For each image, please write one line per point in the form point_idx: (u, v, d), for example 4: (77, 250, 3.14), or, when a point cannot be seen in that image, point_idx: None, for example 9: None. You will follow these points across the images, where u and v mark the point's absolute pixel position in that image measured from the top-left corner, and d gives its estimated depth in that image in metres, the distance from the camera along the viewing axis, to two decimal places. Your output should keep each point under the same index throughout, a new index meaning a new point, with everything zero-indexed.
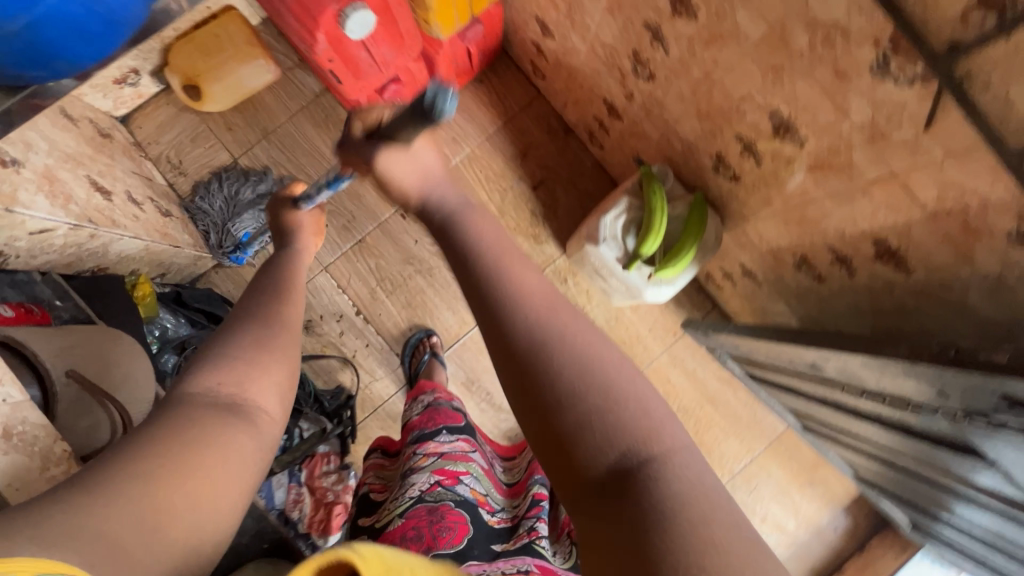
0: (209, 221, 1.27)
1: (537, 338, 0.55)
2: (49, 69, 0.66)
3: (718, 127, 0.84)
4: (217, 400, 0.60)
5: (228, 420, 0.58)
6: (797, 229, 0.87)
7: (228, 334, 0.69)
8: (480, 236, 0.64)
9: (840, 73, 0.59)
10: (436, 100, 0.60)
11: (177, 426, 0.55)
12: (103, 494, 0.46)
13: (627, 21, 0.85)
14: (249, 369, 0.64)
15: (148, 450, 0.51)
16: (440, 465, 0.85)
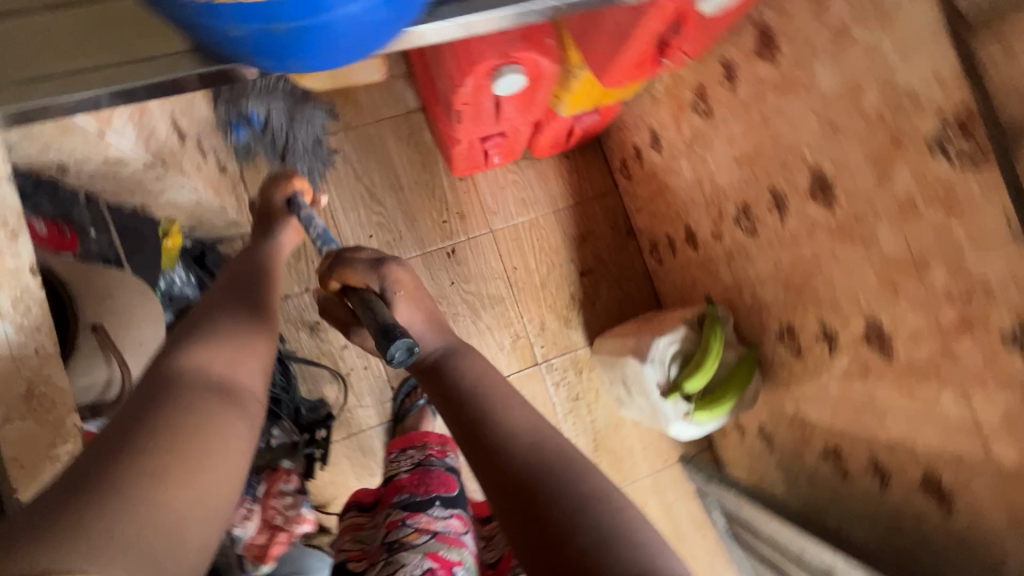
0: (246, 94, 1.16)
1: (529, 467, 0.51)
2: (284, 58, 0.40)
3: (803, 305, 0.86)
4: (210, 380, 0.53)
5: (216, 405, 0.51)
6: (842, 424, 0.88)
7: (211, 315, 0.62)
8: (465, 373, 0.63)
9: (964, 321, 0.61)
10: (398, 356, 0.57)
11: (177, 411, 0.48)
12: (115, 492, 0.40)
13: (753, 177, 0.88)
14: (237, 355, 0.58)
15: (149, 437, 0.45)
16: (434, 548, 0.81)
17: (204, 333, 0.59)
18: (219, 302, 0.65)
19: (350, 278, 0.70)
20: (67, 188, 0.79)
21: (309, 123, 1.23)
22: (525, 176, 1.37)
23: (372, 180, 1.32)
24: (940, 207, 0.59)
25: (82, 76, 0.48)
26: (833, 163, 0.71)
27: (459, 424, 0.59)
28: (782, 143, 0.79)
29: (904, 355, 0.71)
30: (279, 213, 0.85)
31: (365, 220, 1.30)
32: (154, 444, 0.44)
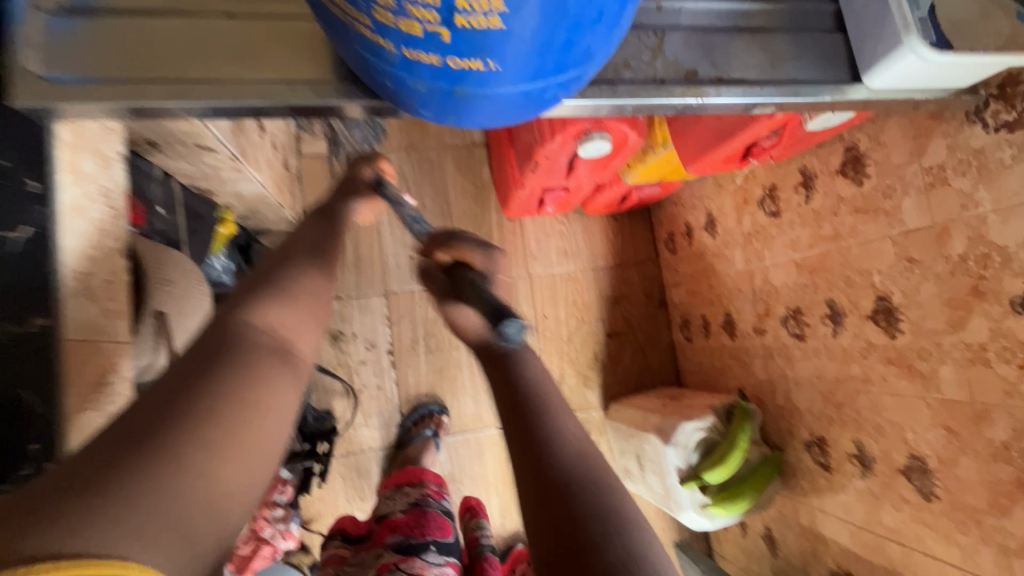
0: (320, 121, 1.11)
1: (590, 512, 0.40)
2: (442, 111, 0.40)
3: (841, 422, 0.86)
4: (275, 335, 0.43)
5: (277, 361, 0.41)
6: (860, 550, 0.86)
7: (283, 263, 0.50)
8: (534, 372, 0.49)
9: (1020, 483, 0.61)
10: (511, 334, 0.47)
11: (241, 363, 0.39)
12: (169, 458, 0.32)
13: (812, 285, 0.89)
14: (309, 310, 0.47)
15: (209, 390, 0.36)
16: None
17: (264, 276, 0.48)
18: (295, 249, 0.52)
19: (457, 249, 0.56)
20: (147, 162, 0.78)
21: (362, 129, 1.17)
22: (572, 228, 1.39)
23: (423, 204, 1.33)
24: (1014, 365, 0.60)
25: (202, 84, 0.43)
26: (902, 294, 0.72)
27: (511, 422, 0.47)
28: (850, 261, 0.80)
29: (944, 497, 0.70)
30: (357, 197, 0.64)
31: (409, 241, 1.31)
32: (215, 402, 0.36)
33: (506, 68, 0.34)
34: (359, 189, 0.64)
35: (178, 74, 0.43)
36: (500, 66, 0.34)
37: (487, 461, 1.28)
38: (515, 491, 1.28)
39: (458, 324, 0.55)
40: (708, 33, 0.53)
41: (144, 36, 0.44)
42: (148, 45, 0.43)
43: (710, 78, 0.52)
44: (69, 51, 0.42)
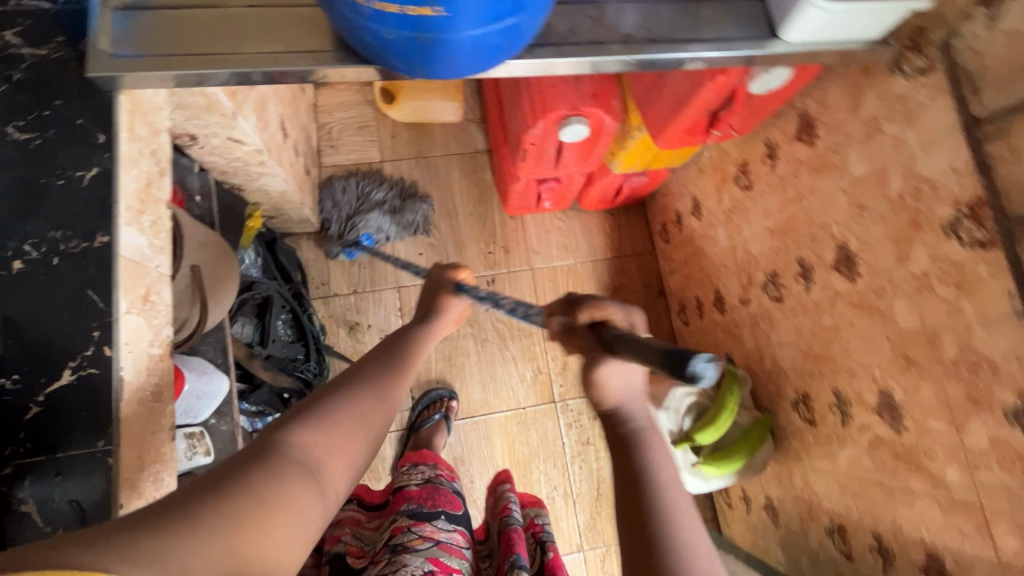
0: (335, 213, 1.36)
1: None
2: (410, 61, 0.50)
3: (821, 373, 0.90)
4: (308, 458, 0.50)
5: (305, 479, 0.49)
6: (849, 500, 0.88)
7: (336, 387, 0.59)
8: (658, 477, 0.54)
9: (971, 398, 0.65)
10: (698, 375, 0.43)
11: (271, 468, 0.47)
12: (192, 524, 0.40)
13: (784, 248, 0.95)
14: (340, 437, 0.54)
15: (234, 490, 0.44)
16: (435, 554, 0.81)
17: (317, 402, 0.56)
18: (349, 373, 0.62)
19: (600, 310, 0.60)
20: (187, 157, 0.93)
21: (373, 188, 1.40)
22: (570, 224, 1.48)
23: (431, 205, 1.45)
24: (953, 285, 0.65)
25: (227, 56, 0.56)
26: (857, 238, 0.78)
27: (628, 516, 0.53)
28: (813, 218, 0.87)
29: (912, 427, 0.73)
30: (445, 294, 0.80)
31: (421, 240, 1.42)
32: (238, 498, 0.44)
33: (454, 14, 0.44)
34: (444, 291, 0.80)
35: (211, 51, 0.57)
36: (448, 14, 0.44)
37: (495, 444, 1.33)
38: (522, 473, 1.32)
39: (600, 385, 0.57)
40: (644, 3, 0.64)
41: (184, 25, 0.57)
42: (188, 31, 0.57)
43: (645, 39, 0.62)
44: (128, 37, 0.56)
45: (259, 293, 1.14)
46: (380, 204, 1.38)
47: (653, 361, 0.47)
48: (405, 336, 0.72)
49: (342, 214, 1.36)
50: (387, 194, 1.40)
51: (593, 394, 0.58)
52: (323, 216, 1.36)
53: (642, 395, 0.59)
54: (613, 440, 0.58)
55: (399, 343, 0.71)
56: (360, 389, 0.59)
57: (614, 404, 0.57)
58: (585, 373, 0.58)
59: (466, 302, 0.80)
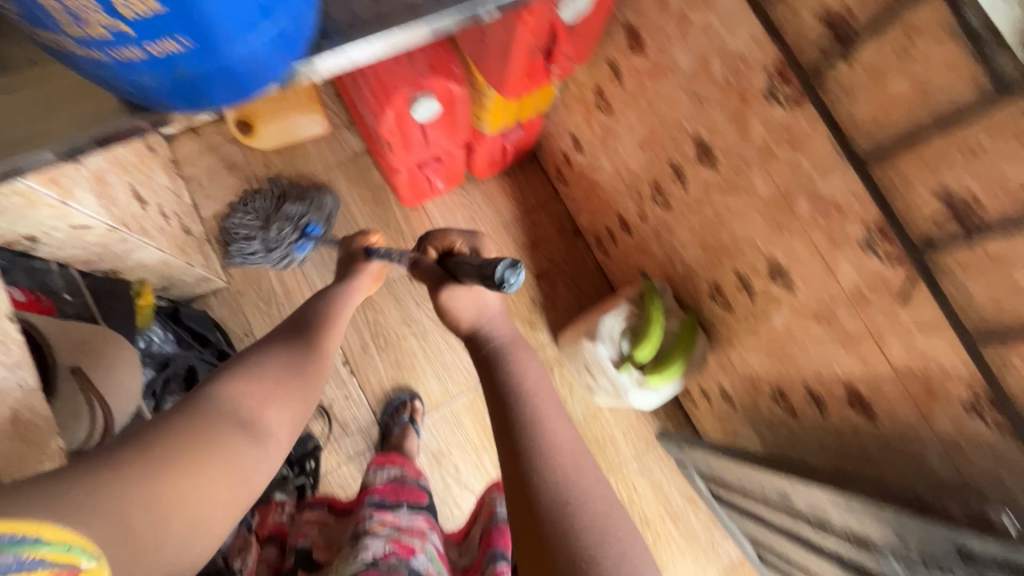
0: (253, 236, 1.30)
1: (555, 497, 0.54)
2: (188, 97, 0.49)
3: (720, 261, 0.95)
4: (237, 413, 0.57)
5: (236, 436, 0.55)
6: (777, 364, 0.94)
7: (264, 352, 0.66)
8: (524, 381, 0.63)
9: (833, 240, 0.70)
10: (505, 279, 0.57)
11: (206, 424, 0.54)
12: (132, 474, 0.45)
13: (655, 156, 0.98)
14: (272, 392, 0.61)
15: (172, 442, 0.50)
16: (396, 536, 0.82)
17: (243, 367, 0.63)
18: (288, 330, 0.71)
19: (444, 240, 0.79)
20: (41, 260, 0.88)
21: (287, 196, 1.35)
22: (471, 196, 1.48)
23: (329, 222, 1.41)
24: (788, 146, 0.69)
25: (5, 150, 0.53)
26: (706, 129, 0.82)
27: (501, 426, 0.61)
28: (667, 121, 0.90)
29: (801, 282, 0.79)
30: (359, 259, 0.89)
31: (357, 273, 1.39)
32: (171, 458, 0.49)
33: (203, 43, 0.43)
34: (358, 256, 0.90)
35: None
36: (196, 44, 0.43)
37: (467, 426, 1.36)
38: None
39: (456, 307, 0.68)
40: None
41: None
42: None
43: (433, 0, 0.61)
44: None
45: (180, 365, 1.13)
46: (278, 202, 1.34)
47: (480, 283, 0.61)
48: (319, 311, 0.77)
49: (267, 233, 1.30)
50: (249, 208, 1.33)
51: (452, 319, 0.69)
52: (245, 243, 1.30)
53: (500, 318, 0.70)
54: (480, 353, 0.67)
55: (326, 301, 0.79)
56: (287, 347, 0.67)
57: (470, 326, 0.68)
58: (438, 303, 0.69)
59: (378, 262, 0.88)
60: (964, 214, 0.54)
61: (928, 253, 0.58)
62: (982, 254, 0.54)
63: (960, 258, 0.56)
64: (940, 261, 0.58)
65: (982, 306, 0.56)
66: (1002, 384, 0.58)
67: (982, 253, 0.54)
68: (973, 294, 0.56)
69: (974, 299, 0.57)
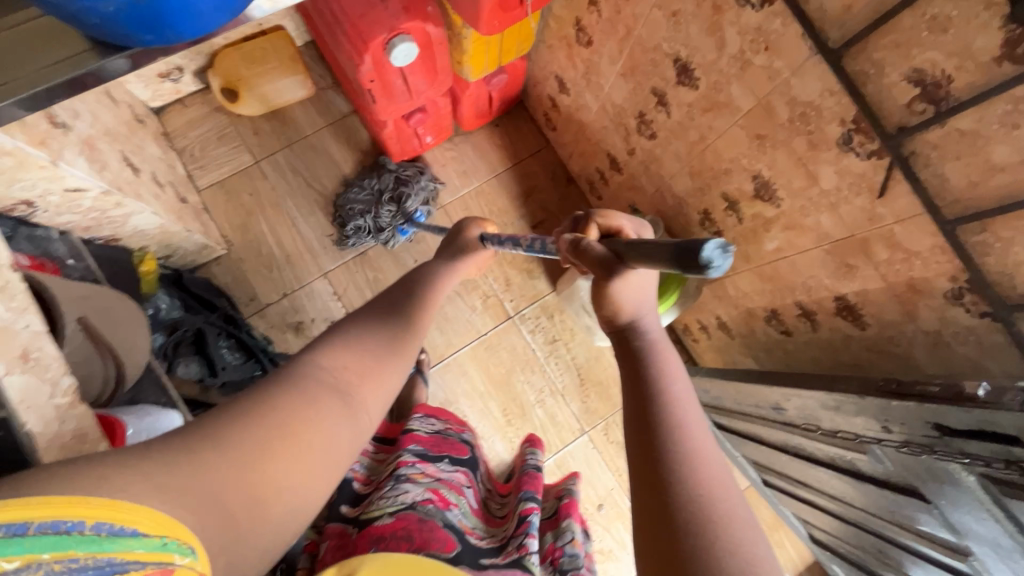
0: (361, 210, 1.35)
1: (690, 489, 0.48)
2: (151, 28, 0.50)
3: (708, 185, 0.95)
4: (336, 385, 0.56)
5: (335, 410, 0.54)
6: (769, 285, 0.95)
7: (357, 324, 0.65)
8: (663, 369, 0.57)
9: (812, 144, 0.70)
10: (708, 255, 0.42)
11: (308, 391, 0.54)
12: (226, 447, 0.46)
13: (637, 85, 0.97)
14: (368, 370, 0.60)
15: (269, 414, 0.50)
16: (436, 486, 0.85)
17: (341, 336, 0.62)
18: (379, 301, 0.71)
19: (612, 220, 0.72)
20: (41, 227, 0.92)
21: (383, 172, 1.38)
22: (461, 150, 1.47)
23: (322, 184, 1.41)
24: (763, 51, 0.68)
25: None
26: (683, 47, 0.81)
27: (632, 408, 0.55)
28: (646, 45, 0.89)
29: (786, 194, 0.79)
30: (461, 240, 0.91)
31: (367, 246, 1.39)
32: (265, 434, 0.49)
33: None
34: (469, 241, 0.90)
35: None
36: None
37: (472, 375, 1.39)
38: (506, 391, 1.39)
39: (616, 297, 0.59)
40: None
41: None
42: None
43: None
44: None
45: (188, 329, 1.16)
46: (385, 181, 1.37)
47: (670, 266, 0.46)
48: (412, 285, 0.76)
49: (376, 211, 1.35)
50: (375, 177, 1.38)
51: (610, 307, 0.60)
52: (365, 223, 1.35)
53: (654, 311, 0.62)
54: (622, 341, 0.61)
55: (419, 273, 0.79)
56: (376, 325, 0.65)
57: (631, 314, 0.60)
58: (598, 289, 0.60)
59: (490, 249, 0.91)
60: (936, 97, 0.53)
61: (902, 140, 0.58)
62: (953, 134, 0.54)
63: (932, 141, 0.56)
64: (914, 148, 0.58)
65: (956, 186, 0.56)
66: (979, 265, 0.58)
67: (953, 132, 0.54)
68: (947, 178, 0.56)
69: (948, 183, 0.57)
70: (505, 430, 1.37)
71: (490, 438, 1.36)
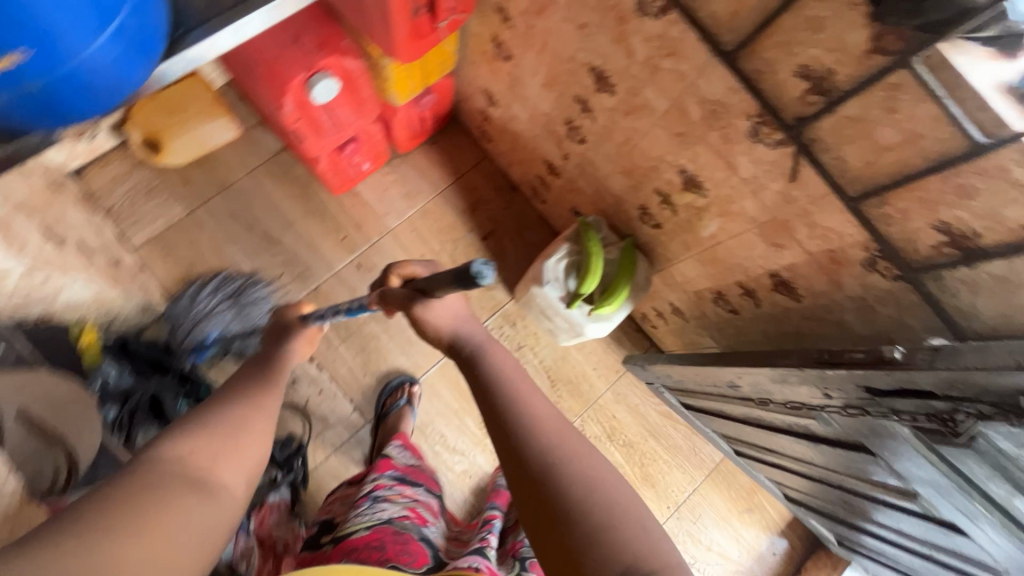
0: (176, 321, 1.22)
1: (549, 459, 0.56)
2: (48, 113, 0.49)
3: (641, 182, 0.98)
4: (187, 469, 0.56)
5: (186, 491, 0.54)
6: (711, 268, 0.99)
7: (210, 406, 0.66)
8: (502, 367, 0.66)
9: (726, 138, 0.73)
10: (478, 272, 0.54)
11: (156, 478, 0.54)
12: (69, 543, 0.45)
13: (560, 94, 1.00)
14: (223, 442, 0.61)
15: (114, 504, 0.49)
16: (412, 505, 0.89)
17: (192, 423, 0.62)
18: (235, 380, 0.72)
19: (407, 269, 0.75)
20: None
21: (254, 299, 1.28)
22: (401, 172, 1.46)
23: (264, 225, 1.38)
24: (669, 56, 0.72)
25: None
26: (596, 56, 0.83)
27: (488, 408, 0.63)
28: (562, 56, 0.91)
29: (712, 184, 0.83)
30: (290, 325, 0.82)
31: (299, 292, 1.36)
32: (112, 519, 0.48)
33: (41, 51, 0.44)
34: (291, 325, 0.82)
35: None
36: (35, 53, 0.43)
37: (444, 394, 1.39)
38: (480, 404, 1.40)
39: (431, 319, 0.70)
40: None
41: None
42: None
43: None
44: None
45: (141, 396, 1.12)
46: (224, 304, 1.25)
47: (458, 285, 0.57)
48: (268, 363, 0.76)
49: (176, 321, 1.22)
50: (214, 286, 1.27)
51: (431, 330, 0.71)
52: (169, 329, 1.22)
53: (472, 318, 0.72)
54: (461, 356, 0.69)
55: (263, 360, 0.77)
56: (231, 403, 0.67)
57: (450, 331, 0.70)
58: (415, 317, 0.70)
59: (319, 325, 0.84)
60: (824, 89, 0.58)
61: (803, 129, 0.62)
62: (844, 121, 0.58)
63: (827, 128, 0.60)
64: (814, 136, 0.62)
65: (854, 166, 0.61)
66: (886, 234, 0.63)
67: (844, 118, 0.58)
68: (846, 160, 0.61)
69: (847, 163, 0.61)
70: (484, 443, 1.38)
71: (471, 453, 1.37)
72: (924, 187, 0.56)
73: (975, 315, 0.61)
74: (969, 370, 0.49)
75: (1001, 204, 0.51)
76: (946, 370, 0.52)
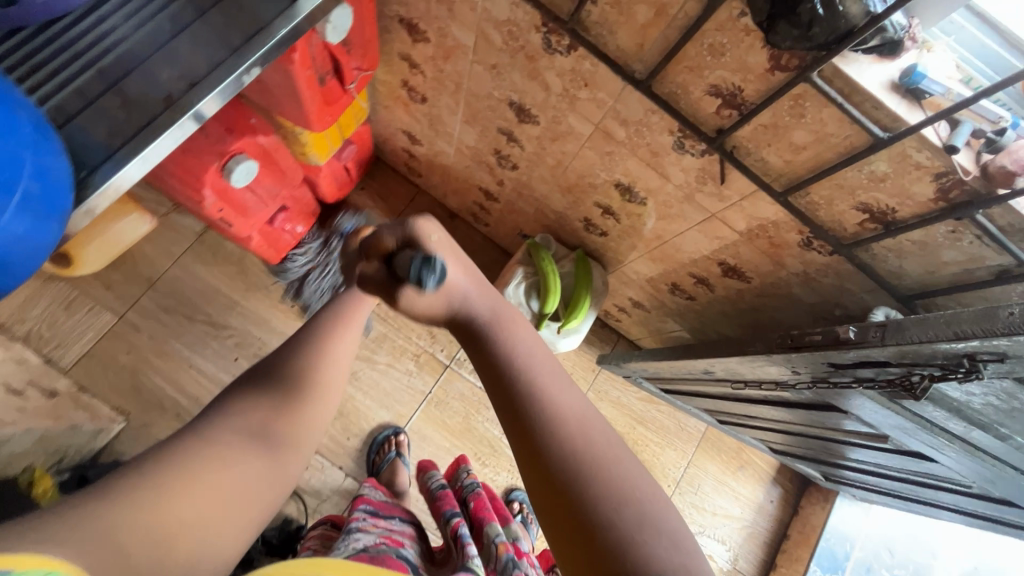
0: (317, 276, 1.31)
1: (571, 472, 0.47)
2: None
3: (580, 198, 1.01)
4: (248, 424, 0.56)
5: (243, 452, 0.53)
6: (661, 263, 1.03)
7: (285, 350, 0.65)
8: (515, 352, 0.53)
9: (654, 152, 0.77)
10: (422, 279, 0.52)
11: (210, 440, 0.52)
12: (124, 495, 0.43)
13: (483, 128, 1.00)
14: (283, 400, 0.60)
15: (169, 461, 0.48)
16: (387, 533, 0.85)
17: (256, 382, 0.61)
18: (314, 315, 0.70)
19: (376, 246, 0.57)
20: None
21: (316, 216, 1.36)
22: None
23: (206, 313, 1.31)
24: (584, 86, 0.74)
25: None
26: (513, 91, 0.85)
27: (502, 403, 0.52)
28: (478, 94, 0.91)
29: (647, 193, 0.87)
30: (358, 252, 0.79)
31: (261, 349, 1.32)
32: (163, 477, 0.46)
33: None
34: None
35: None
36: None
37: (433, 435, 1.38)
38: (471, 436, 1.40)
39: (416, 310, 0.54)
40: (162, 48, 0.58)
41: None
42: None
43: (184, 89, 0.57)
44: None
45: None
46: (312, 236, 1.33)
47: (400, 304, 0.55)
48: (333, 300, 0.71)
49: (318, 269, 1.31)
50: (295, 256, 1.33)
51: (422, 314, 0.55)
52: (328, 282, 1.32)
53: (478, 290, 0.57)
54: (462, 331, 0.56)
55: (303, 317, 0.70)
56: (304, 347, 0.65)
57: (449, 309, 0.55)
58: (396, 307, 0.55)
59: None
60: (736, 104, 0.61)
61: (723, 139, 0.66)
62: (758, 128, 0.62)
63: (745, 137, 0.64)
64: (734, 144, 0.66)
65: (776, 165, 0.66)
66: (816, 219, 0.68)
67: (757, 127, 0.62)
68: (767, 161, 0.66)
69: (769, 164, 0.66)
70: (483, 473, 1.38)
71: None
72: (841, 177, 0.61)
73: (904, 274, 0.67)
74: (914, 344, 0.53)
75: (909, 183, 0.56)
76: (895, 344, 0.55)
